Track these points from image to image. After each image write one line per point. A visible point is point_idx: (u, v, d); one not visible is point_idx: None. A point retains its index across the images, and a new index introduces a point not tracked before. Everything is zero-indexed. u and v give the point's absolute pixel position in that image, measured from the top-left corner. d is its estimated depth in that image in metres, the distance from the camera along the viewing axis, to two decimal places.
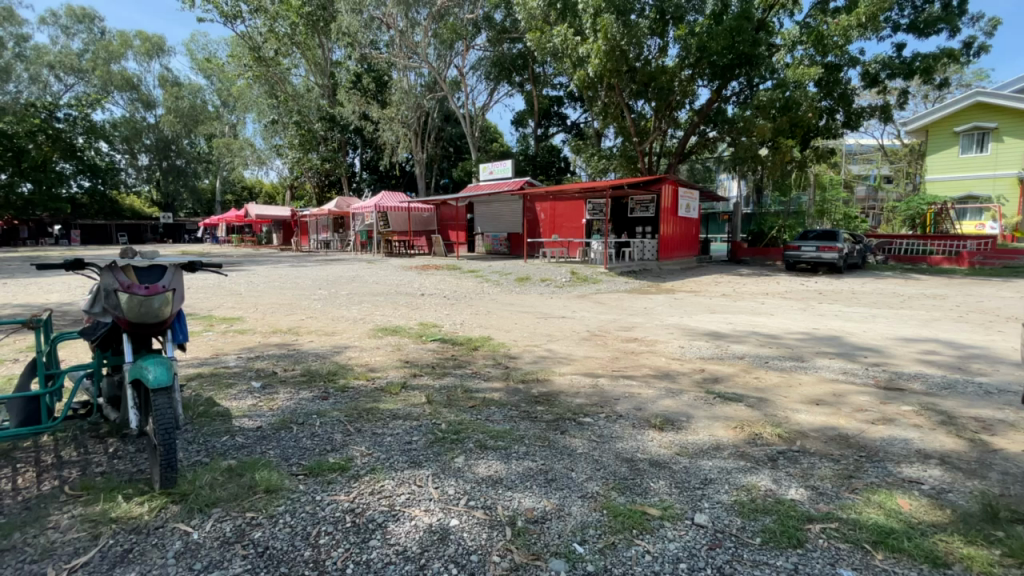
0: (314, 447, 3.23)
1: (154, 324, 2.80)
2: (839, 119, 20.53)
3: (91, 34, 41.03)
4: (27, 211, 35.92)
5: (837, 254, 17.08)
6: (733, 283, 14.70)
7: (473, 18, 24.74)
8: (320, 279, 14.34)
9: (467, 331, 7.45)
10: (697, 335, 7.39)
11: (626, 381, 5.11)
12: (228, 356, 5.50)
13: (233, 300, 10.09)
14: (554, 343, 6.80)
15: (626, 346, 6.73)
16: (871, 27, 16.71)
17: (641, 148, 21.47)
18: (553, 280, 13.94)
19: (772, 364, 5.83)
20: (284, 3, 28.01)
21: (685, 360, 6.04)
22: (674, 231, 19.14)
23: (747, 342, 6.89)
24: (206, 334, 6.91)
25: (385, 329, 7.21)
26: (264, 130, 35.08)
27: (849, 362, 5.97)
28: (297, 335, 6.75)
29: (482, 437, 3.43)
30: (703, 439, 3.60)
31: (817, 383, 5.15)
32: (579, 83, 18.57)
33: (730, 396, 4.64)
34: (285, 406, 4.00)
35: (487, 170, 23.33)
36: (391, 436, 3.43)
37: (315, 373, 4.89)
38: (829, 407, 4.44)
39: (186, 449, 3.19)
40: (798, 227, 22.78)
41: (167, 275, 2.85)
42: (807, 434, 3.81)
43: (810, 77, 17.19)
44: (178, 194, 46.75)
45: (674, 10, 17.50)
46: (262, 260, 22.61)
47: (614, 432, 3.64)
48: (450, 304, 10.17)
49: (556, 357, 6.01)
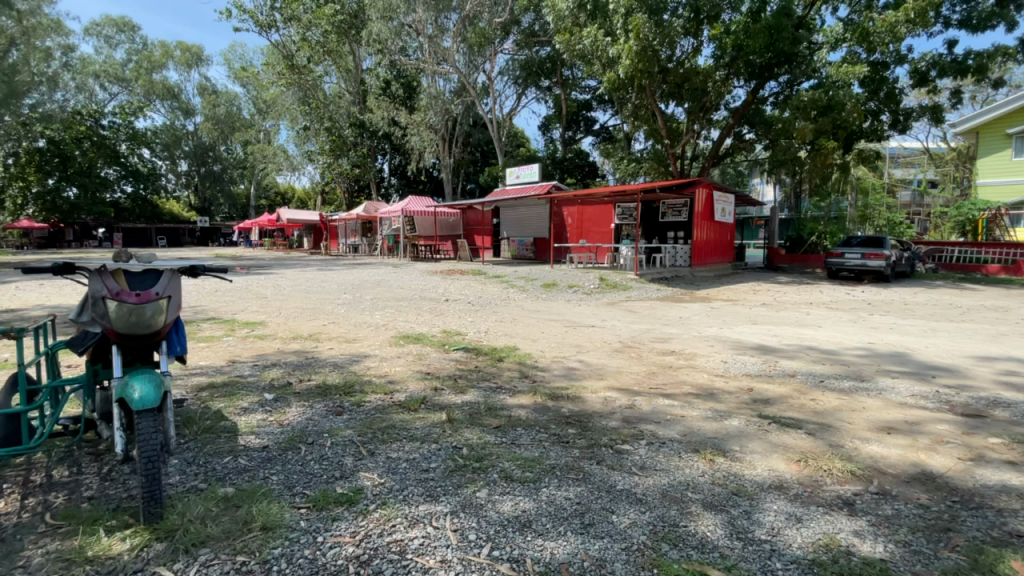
0: (321, 474, 2.90)
1: (146, 335, 2.53)
2: (885, 120, 19.45)
3: (132, 43, 42.54)
4: (73, 215, 37.46)
5: (884, 261, 16.12)
6: (773, 292, 13.98)
7: (502, 22, 24.48)
8: (346, 283, 14.24)
9: (492, 340, 7.07)
10: (741, 348, 6.85)
11: (666, 400, 4.67)
12: (244, 365, 5.26)
13: (257, 303, 10.00)
14: (586, 355, 6.38)
15: (663, 360, 6.27)
16: (922, 23, 15.66)
17: (673, 152, 20.84)
18: (581, 287, 13.49)
19: (828, 384, 5.30)
20: (316, 11, 28.43)
21: (730, 377, 5.53)
22: (709, 237, 18.43)
23: (799, 358, 6.34)
24: (225, 339, 6.73)
25: (407, 337, 6.91)
26: (297, 137, 35.77)
27: (915, 383, 5.40)
28: (317, 342, 6.51)
29: (509, 466, 3.04)
30: (763, 475, 3.13)
31: (885, 408, 4.62)
32: (609, 85, 18.07)
33: (787, 421, 4.14)
34: (296, 422, 3.70)
35: (513, 174, 23.01)
36: (407, 461, 3.08)
37: (331, 384, 4.60)
38: (902, 437, 3.93)
39: (183, 471, 2.90)
40: (840, 233, 21.70)
41: (161, 281, 2.58)
42: (884, 472, 3.32)
43: (854, 76, 16.39)
44: (215, 199, 48.21)
45: (709, 9, 16.78)
46: (290, 263, 22.84)
47: (659, 463, 3.20)
48: (476, 310, 9.84)
49: (589, 371, 5.59)
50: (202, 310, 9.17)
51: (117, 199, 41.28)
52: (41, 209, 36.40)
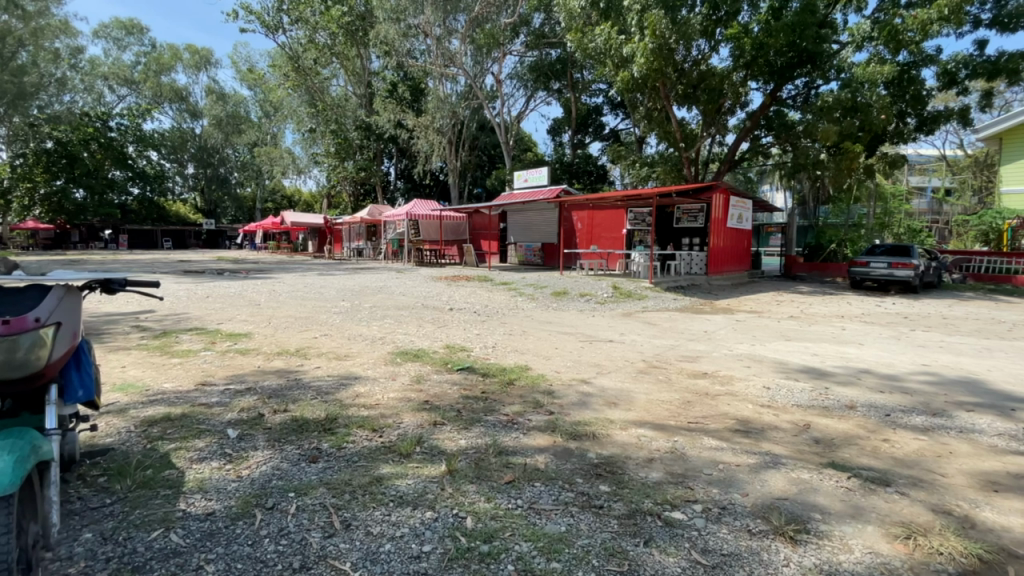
0: (274, 565, 2.14)
1: (23, 379, 1.89)
2: (911, 123, 18.51)
3: (141, 46, 42.37)
4: (80, 216, 37.23)
5: (912, 271, 15.20)
6: (798, 303, 13.15)
7: (511, 23, 23.89)
8: (346, 290, 13.49)
9: (499, 357, 6.33)
10: (782, 372, 6.06)
11: (713, 440, 3.91)
12: (214, 388, 4.51)
13: (248, 312, 9.31)
14: (607, 377, 5.59)
15: (697, 384, 5.49)
16: (955, 21, 14.72)
17: (687, 155, 19.97)
18: (593, 296, 12.68)
19: (896, 421, 4.52)
20: (324, 13, 28.09)
21: (780, 409, 4.74)
22: (725, 244, 17.59)
23: (853, 386, 5.54)
24: (202, 355, 6.00)
25: (404, 353, 6.15)
26: (303, 140, 35.35)
27: (998, 420, 4.61)
28: (304, 360, 5.78)
29: (528, 552, 2.29)
30: (867, 564, 2.37)
31: (977, 455, 3.84)
32: (622, 85, 17.29)
33: (869, 475, 3.38)
34: (257, 474, 2.95)
35: (521, 178, 22.32)
36: (392, 541, 2.33)
37: (310, 418, 3.84)
38: (1017, 500, 3.14)
39: (90, 556, 2.17)
40: (861, 241, 20.83)
41: (48, 304, 1.96)
42: (1019, 556, 2.55)
43: (882, 76, 15.50)
44: (221, 202, 47.82)
45: (727, 5, 16.07)
46: (291, 267, 22.22)
47: (727, 545, 2.44)
48: (481, 322, 9.07)
49: (614, 399, 4.82)
50: (186, 319, 8.45)
51: (124, 201, 41.13)
52: (48, 210, 36.26)
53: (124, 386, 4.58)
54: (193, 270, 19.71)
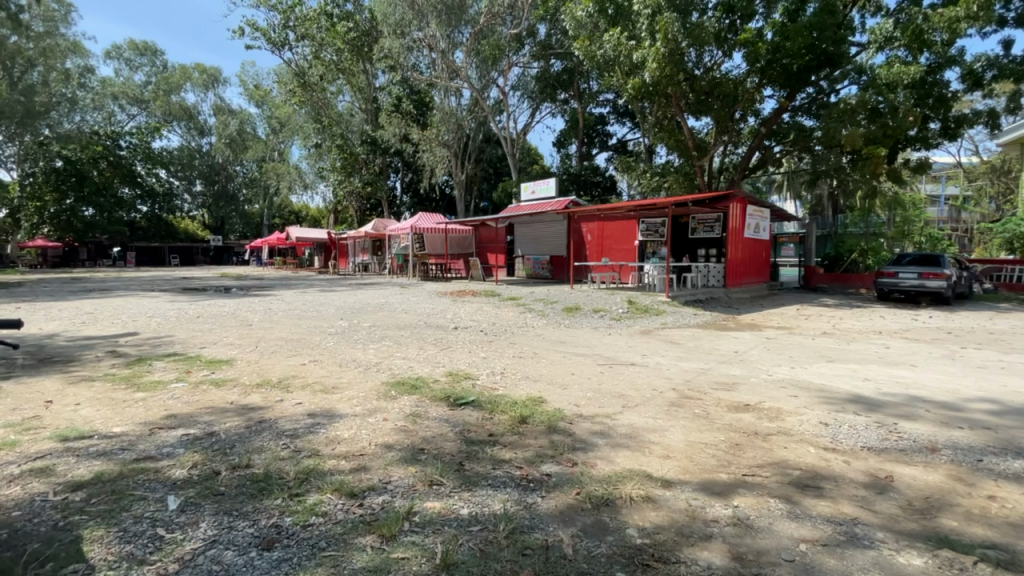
0: None
1: None
2: (935, 128, 17.69)
3: (153, 66, 42.56)
4: (88, 234, 36.88)
5: (945, 281, 14.25)
6: (828, 317, 12.27)
7: (517, 33, 23.52)
8: (345, 307, 12.75)
9: (508, 386, 5.57)
10: (837, 403, 5.26)
11: (781, 502, 3.09)
12: (167, 435, 3.74)
13: (236, 334, 8.60)
14: (636, 412, 4.77)
15: (742, 419, 4.69)
16: (984, 18, 13.88)
17: (699, 164, 19.23)
18: (607, 311, 11.89)
19: (999, 471, 3.70)
20: (330, 30, 27.97)
21: (850, 455, 3.92)
22: (743, 255, 16.70)
23: (925, 422, 4.73)
24: (171, 387, 5.28)
25: (400, 384, 5.38)
26: (309, 155, 34.98)
27: None
28: (287, 392, 5.03)
29: None
30: None
31: None
32: (633, 93, 16.54)
33: (999, 557, 2.59)
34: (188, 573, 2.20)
35: (528, 189, 21.65)
36: None
37: (274, 478, 3.08)
38: None
39: None
40: (884, 251, 19.81)
41: None
42: None
43: (907, 77, 14.59)
44: (229, 219, 47.62)
45: (742, 7, 15.50)
46: (294, 284, 21.64)
47: None
48: (488, 342, 8.29)
49: (647, 442, 4.02)
50: (167, 343, 7.75)
51: (133, 218, 41.04)
52: (57, 229, 35.68)
53: (67, 431, 3.86)
54: (193, 287, 19.19)
